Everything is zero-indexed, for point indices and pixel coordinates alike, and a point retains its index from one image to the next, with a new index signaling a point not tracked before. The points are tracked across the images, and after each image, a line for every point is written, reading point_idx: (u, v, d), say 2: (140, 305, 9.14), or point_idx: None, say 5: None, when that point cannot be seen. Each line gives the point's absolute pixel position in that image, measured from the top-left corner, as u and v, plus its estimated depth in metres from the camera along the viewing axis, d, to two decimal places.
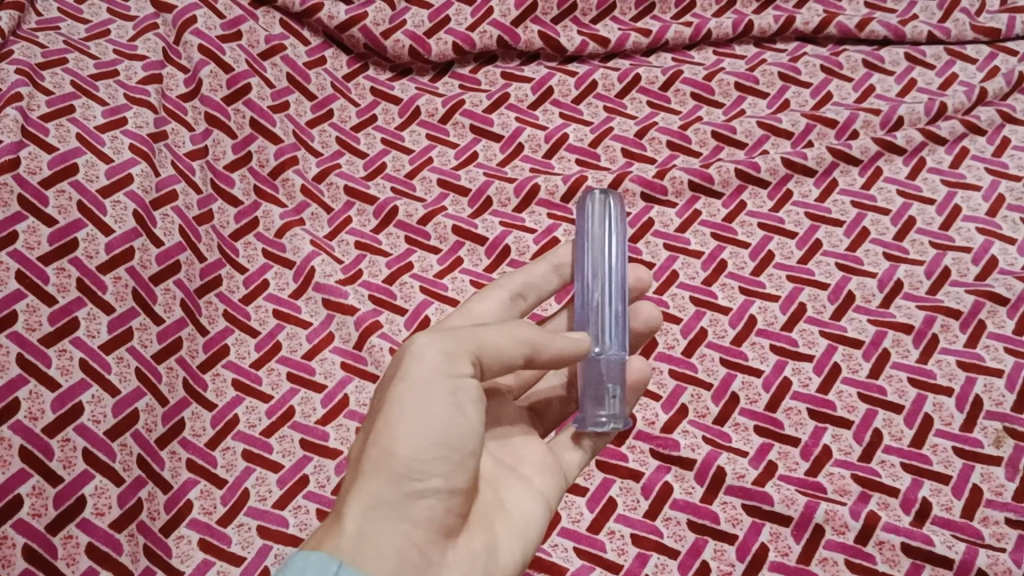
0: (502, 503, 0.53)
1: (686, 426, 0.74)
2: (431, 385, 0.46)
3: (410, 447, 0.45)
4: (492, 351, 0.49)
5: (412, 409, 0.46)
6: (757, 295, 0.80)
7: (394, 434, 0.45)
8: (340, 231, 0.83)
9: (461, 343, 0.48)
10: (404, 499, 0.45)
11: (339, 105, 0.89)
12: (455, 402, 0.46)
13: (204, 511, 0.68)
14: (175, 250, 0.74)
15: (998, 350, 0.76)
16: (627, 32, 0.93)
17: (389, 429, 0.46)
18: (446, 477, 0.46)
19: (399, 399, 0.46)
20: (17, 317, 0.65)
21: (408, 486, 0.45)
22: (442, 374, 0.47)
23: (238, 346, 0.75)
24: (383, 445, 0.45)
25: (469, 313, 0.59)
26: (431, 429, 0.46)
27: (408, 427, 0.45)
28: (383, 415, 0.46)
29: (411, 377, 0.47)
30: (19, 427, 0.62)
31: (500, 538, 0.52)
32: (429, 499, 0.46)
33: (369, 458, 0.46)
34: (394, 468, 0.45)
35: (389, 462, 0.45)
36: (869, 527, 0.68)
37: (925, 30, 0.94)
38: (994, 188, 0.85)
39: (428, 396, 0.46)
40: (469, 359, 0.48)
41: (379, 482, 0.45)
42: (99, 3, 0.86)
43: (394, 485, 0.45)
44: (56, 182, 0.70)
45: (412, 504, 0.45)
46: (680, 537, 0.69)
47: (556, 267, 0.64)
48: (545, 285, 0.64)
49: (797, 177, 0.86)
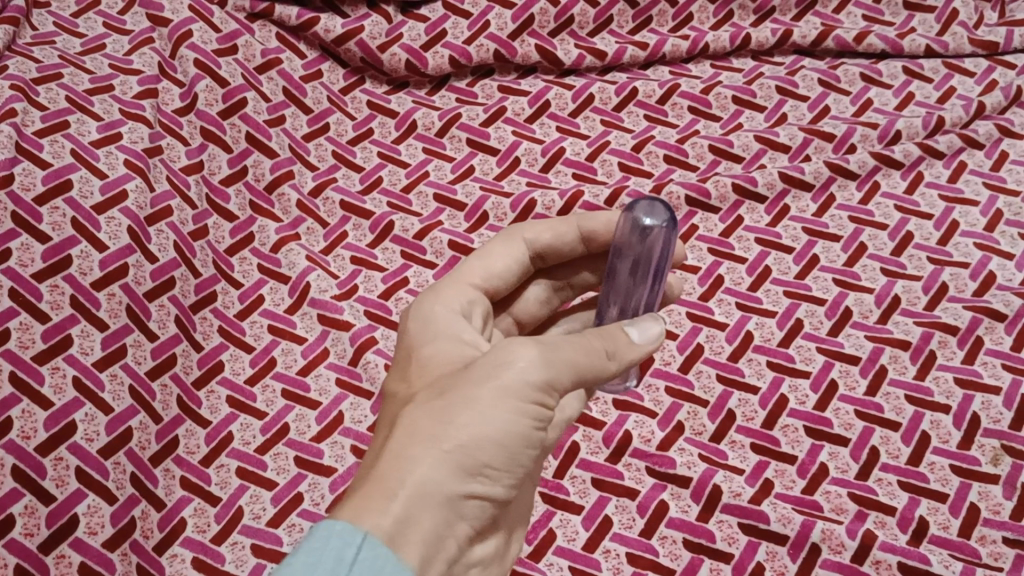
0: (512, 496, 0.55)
1: (682, 443, 0.73)
2: (522, 403, 0.45)
3: (483, 450, 0.44)
4: (582, 380, 0.48)
5: (495, 416, 0.45)
6: (753, 311, 0.80)
7: (471, 436, 0.44)
8: (336, 246, 0.83)
9: (562, 368, 0.47)
10: (457, 497, 0.44)
11: (335, 119, 0.89)
12: (532, 427, 0.46)
13: (197, 529, 0.67)
14: (169, 266, 0.74)
15: (995, 366, 0.75)
16: (624, 45, 0.93)
17: (467, 427, 0.44)
18: (497, 486, 0.46)
19: (484, 401, 0.45)
20: (10, 334, 0.65)
21: (465, 485, 0.44)
22: (535, 396, 0.46)
23: (233, 362, 0.75)
24: (461, 442, 0.44)
25: (490, 267, 0.57)
26: (504, 442, 0.45)
27: (487, 433, 0.44)
28: (464, 411, 0.44)
29: (505, 387, 0.45)
30: (11, 446, 0.62)
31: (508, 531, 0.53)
32: (475, 502, 0.46)
33: (438, 448, 0.44)
34: (465, 464, 0.44)
35: (462, 457, 0.44)
36: (865, 546, 0.68)
37: (922, 43, 0.94)
38: (992, 204, 0.85)
39: (512, 410, 0.45)
40: (561, 389, 0.47)
41: (439, 472, 0.43)
42: (95, 17, 0.87)
43: (454, 481, 0.44)
44: (49, 199, 0.70)
45: (461, 504, 0.45)
46: (675, 556, 0.68)
47: (582, 234, 0.61)
48: (567, 251, 0.61)
49: (794, 191, 0.86)
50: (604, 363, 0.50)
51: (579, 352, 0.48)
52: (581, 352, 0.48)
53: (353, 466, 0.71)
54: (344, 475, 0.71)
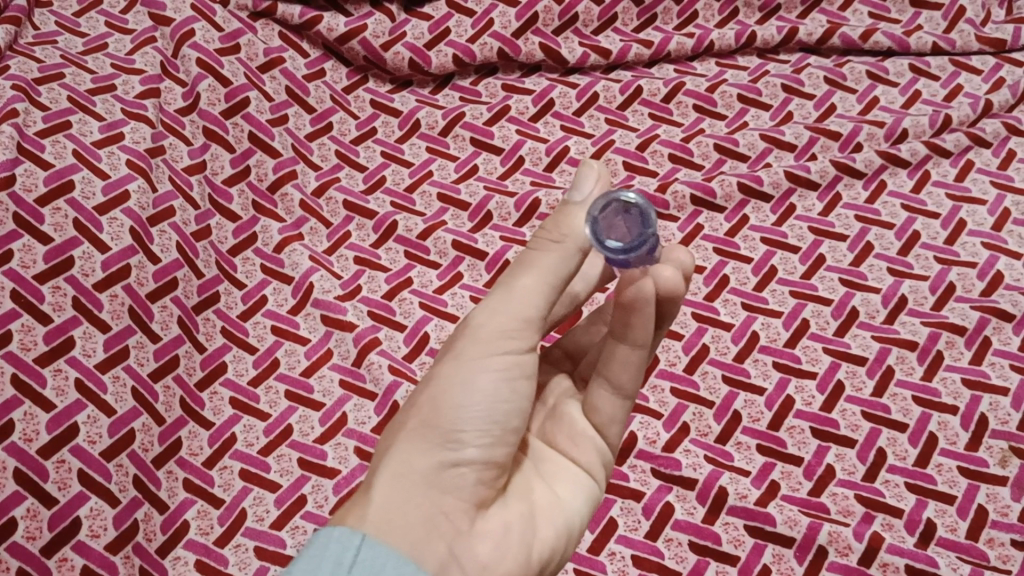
0: (544, 480, 0.54)
1: (687, 445, 0.73)
2: (480, 360, 0.47)
3: (452, 413, 0.45)
4: (541, 302, 0.47)
5: (459, 381, 0.46)
6: (759, 311, 0.79)
7: (438, 405, 0.46)
8: (339, 246, 0.82)
9: (513, 308, 0.47)
10: (439, 469, 0.45)
11: (339, 118, 0.89)
12: (497, 376, 0.46)
13: (201, 531, 0.67)
14: (172, 266, 0.74)
15: (1003, 367, 0.75)
16: (629, 43, 0.93)
17: (433, 401, 0.46)
18: (482, 449, 0.46)
19: (442, 375, 0.47)
20: (12, 336, 0.65)
21: (446, 455, 0.45)
22: (490, 347, 0.47)
23: (236, 363, 0.75)
24: (423, 415, 0.46)
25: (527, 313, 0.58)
26: (476, 403, 0.46)
27: (452, 398, 0.46)
28: (429, 387, 0.47)
29: (463, 352, 0.47)
30: (13, 449, 0.62)
31: (537, 511, 0.51)
32: (463, 472, 0.46)
33: (409, 428, 0.46)
34: (434, 434, 0.45)
35: (429, 429, 0.46)
36: (872, 549, 0.67)
37: (930, 41, 0.93)
38: (999, 203, 0.84)
39: (476, 369, 0.46)
40: (519, 330, 0.47)
41: (412, 450, 0.45)
42: (97, 17, 0.86)
43: (430, 454, 0.45)
44: (51, 200, 0.70)
45: (448, 475, 0.45)
46: (681, 558, 0.68)
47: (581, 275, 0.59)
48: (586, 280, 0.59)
49: (800, 191, 0.86)
50: (561, 264, 0.47)
51: (523, 276, 0.48)
52: (531, 277, 0.47)
53: (356, 467, 0.71)
54: (347, 477, 0.70)
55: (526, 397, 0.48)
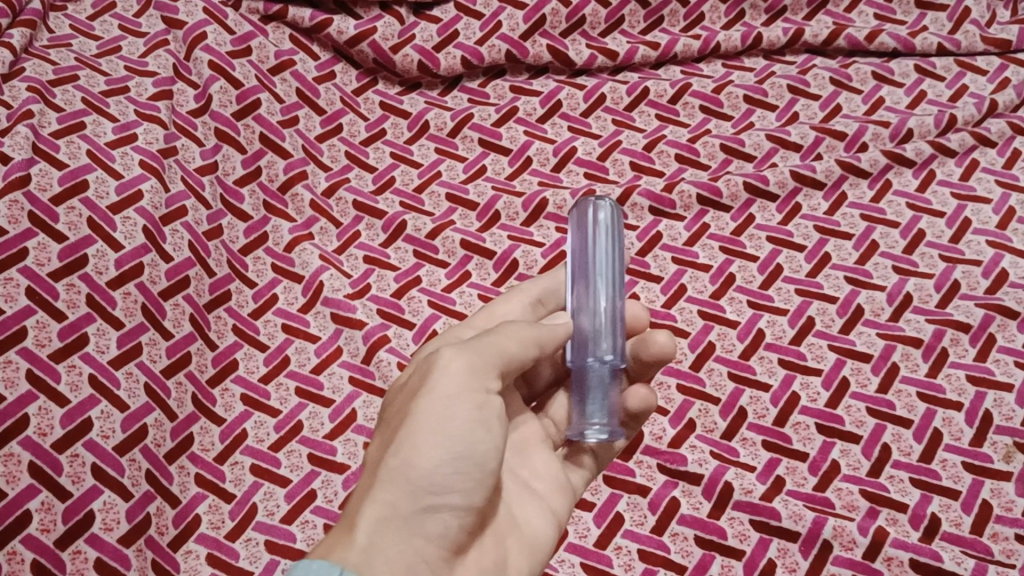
0: (517, 520, 0.56)
1: (693, 441, 0.74)
2: (452, 401, 0.47)
3: (428, 461, 0.46)
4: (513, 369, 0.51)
5: (436, 422, 0.47)
6: (765, 309, 0.80)
7: (414, 451, 0.46)
8: (348, 246, 0.83)
9: (486, 358, 0.50)
10: (421, 513, 0.46)
11: (348, 120, 0.90)
12: (476, 418, 0.48)
13: (212, 526, 0.68)
14: (184, 265, 0.75)
15: (1007, 364, 0.75)
16: (636, 45, 0.94)
17: (410, 443, 0.46)
18: (461, 494, 0.47)
19: (420, 416, 0.47)
20: (27, 332, 0.66)
21: (427, 499, 0.46)
22: (466, 390, 0.48)
23: (247, 361, 0.76)
24: (403, 457, 0.46)
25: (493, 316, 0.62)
26: (453, 446, 0.47)
27: (428, 443, 0.46)
28: (406, 429, 0.47)
29: (438, 389, 0.48)
30: (27, 442, 0.63)
31: (510, 556, 0.54)
32: (441, 517, 0.47)
33: (387, 468, 0.46)
34: (414, 479, 0.46)
35: (408, 472, 0.46)
36: (877, 543, 0.68)
37: (935, 42, 0.94)
38: (1004, 201, 0.85)
39: (452, 413, 0.47)
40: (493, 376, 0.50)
41: (392, 494, 0.45)
42: (110, 20, 0.88)
43: (412, 499, 0.46)
44: (66, 199, 0.71)
45: (428, 519, 0.46)
46: (687, 553, 0.69)
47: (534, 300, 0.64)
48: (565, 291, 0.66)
49: (806, 190, 0.86)
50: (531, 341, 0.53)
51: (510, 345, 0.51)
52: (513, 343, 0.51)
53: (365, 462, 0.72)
54: (357, 473, 0.72)
55: (500, 436, 0.49)
